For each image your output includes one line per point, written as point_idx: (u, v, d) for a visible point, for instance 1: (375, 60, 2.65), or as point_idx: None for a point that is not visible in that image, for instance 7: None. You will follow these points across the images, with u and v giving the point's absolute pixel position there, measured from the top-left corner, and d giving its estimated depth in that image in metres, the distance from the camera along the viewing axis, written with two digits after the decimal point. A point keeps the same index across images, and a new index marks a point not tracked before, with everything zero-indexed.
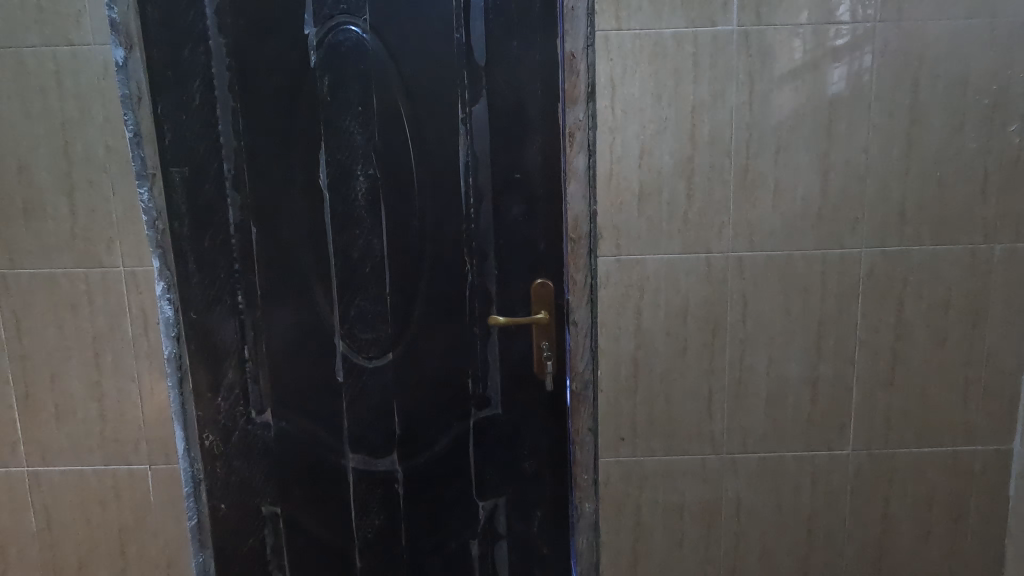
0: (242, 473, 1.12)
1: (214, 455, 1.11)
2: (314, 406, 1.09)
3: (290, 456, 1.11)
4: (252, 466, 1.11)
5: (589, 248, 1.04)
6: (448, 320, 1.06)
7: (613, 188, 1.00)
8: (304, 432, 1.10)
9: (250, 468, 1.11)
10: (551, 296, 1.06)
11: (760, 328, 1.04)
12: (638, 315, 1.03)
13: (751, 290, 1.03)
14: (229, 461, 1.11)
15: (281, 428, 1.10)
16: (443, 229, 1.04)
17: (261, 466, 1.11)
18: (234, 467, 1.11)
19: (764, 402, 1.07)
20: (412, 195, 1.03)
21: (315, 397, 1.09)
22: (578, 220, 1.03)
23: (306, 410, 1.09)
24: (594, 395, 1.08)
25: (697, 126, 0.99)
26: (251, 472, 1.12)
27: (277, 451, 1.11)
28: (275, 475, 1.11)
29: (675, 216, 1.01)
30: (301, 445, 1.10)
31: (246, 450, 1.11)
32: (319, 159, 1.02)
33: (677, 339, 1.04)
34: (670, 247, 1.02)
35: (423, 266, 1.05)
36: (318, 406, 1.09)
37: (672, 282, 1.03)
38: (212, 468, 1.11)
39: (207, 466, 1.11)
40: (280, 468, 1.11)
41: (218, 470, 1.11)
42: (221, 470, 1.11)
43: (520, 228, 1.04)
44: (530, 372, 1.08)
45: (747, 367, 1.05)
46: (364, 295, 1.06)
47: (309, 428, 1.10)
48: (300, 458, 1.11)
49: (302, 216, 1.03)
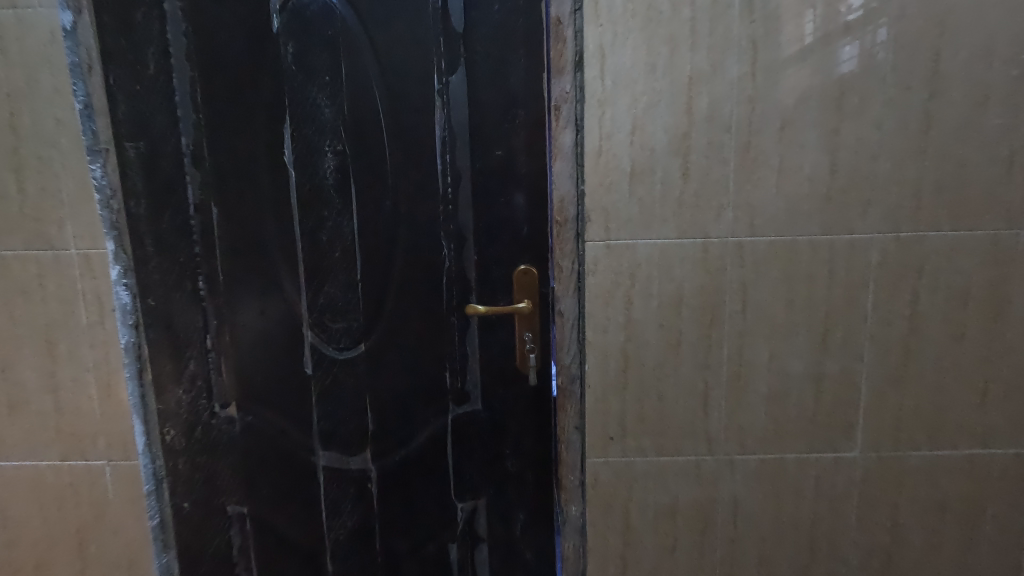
0: (205, 471, 1.05)
1: (177, 450, 1.04)
2: (282, 399, 1.02)
3: (257, 452, 1.04)
4: (216, 463, 1.04)
5: (575, 232, 0.95)
6: (425, 310, 0.99)
7: (602, 167, 0.92)
8: (271, 427, 1.03)
9: (214, 464, 1.05)
10: (534, 283, 0.99)
11: (761, 321, 0.96)
12: (628, 305, 0.96)
13: (751, 279, 0.95)
14: (191, 458, 1.04)
15: (247, 422, 1.03)
16: (419, 210, 0.96)
17: (226, 463, 1.05)
18: (196, 464, 1.04)
19: (765, 400, 0.99)
20: (386, 174, 0.95)
21: (283, 391, 1.02)
22: (564, 202, 0.94)
23: (273, 403, 1.03)
24: (581, 391, 1.00)
25: (694, 99, 0.90)
26: (216, 470, 1.05)
27: (243, 448, 1.04)
28: (241, 472, 1.05)
29: (669, 198, 0.93)
30: (269, 441, 1.04)
31: (209, 446, 1.04)
32: (284, 134, 0.94)
33: (670, 331, 0.97)
34: (663, 231, 0.94)
35: (397, 250, 0.97)
36: (286, 400, 1.02)
37: (666, 269, 0.95)
38: (174, 464, 1.04)
39: (169, 463, 1.04)
40: (246, 465, 1.05)
41: (180, 467, 1.05)
42: (184, 467, 1.05)
43: (502, 209, 0.97)
44: (512, 365, 1.01)
45: (747, 363, 0.97)
46: (334, 281, 0.98)
47: (278, 423, 1.03)
48: (267, 455, 1.04)
49: (267, 195, 0.96)
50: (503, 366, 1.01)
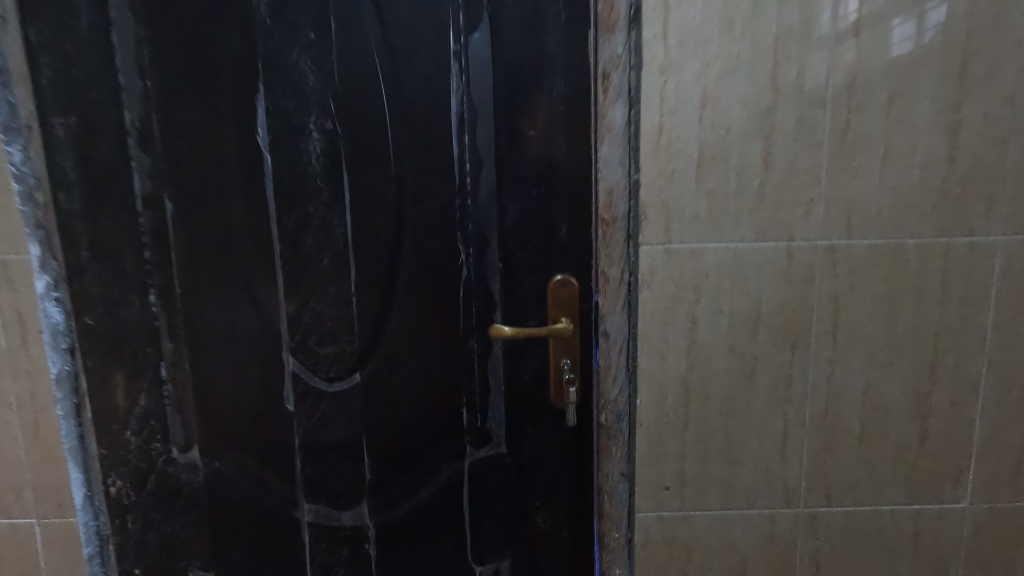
0: (161, 529, 0.84)
1: (124, 505, 0.83)
2: (256, 441, 0.82)
3: (227, 507, 0.83)
4: (175, 520, 0.84)
5: (626, 234, 0.76)
6: (437, 331, 0.79)
7: (662, 151, 0.72)
8: (244, 477, 0.83)
9: (173, 522, 0.84)
10: (574, 298, 0.79)
11: (856, 344, 0.78)
12: (692, 325, 0.77)
13: (846, 292, 0.76)
14: (144, 514, 0.83)
15: (213, 471, 0.83)
16: (430, 205, 0.76)
17: (187, 520, 0.84)
18: (149, 521, 0.83)
19: (857, 441, 0.80)
20: (388, 160, 0.75)
21: (258, 432, 0.82)
22: (612, 196, 0.76)
23: (245, 446, 0.82)
24: (629, 430, 0.81)
25: (781, 65, 0.71)
26: (175, 528, 0.84)
27: (208, 502, 0.83)
28: (206, 531, 0.84)
29: (747, 191, 0.74)
30: (240, 493, 0.83)
31: (166, 499, 0.83)
32: (257, 107, 0.74)
33: (743, 357, 0.78)
34: (737, 233, 0.75)
35: (403, 256, 0.77)
36: (262, 443, 0.82)
37: (739, 281, 0.76)
38: (120, 523, 0.83)
39: (114, 522, 0.83)
40: (212, 523, 0.84)
41: (127, 526, 0.83)
42: (133, 525, 0.83)
43: (534, 205, 0.77)
44: (545, 399, 0.81)
45: (836, 394, 0.79)
46: (322, 294, 0.78)
47: (251, 472, 0.83)
48: (238, 510, 0.84)
49: (235, 187, 0.75)
50: (533, 401, 0.81)
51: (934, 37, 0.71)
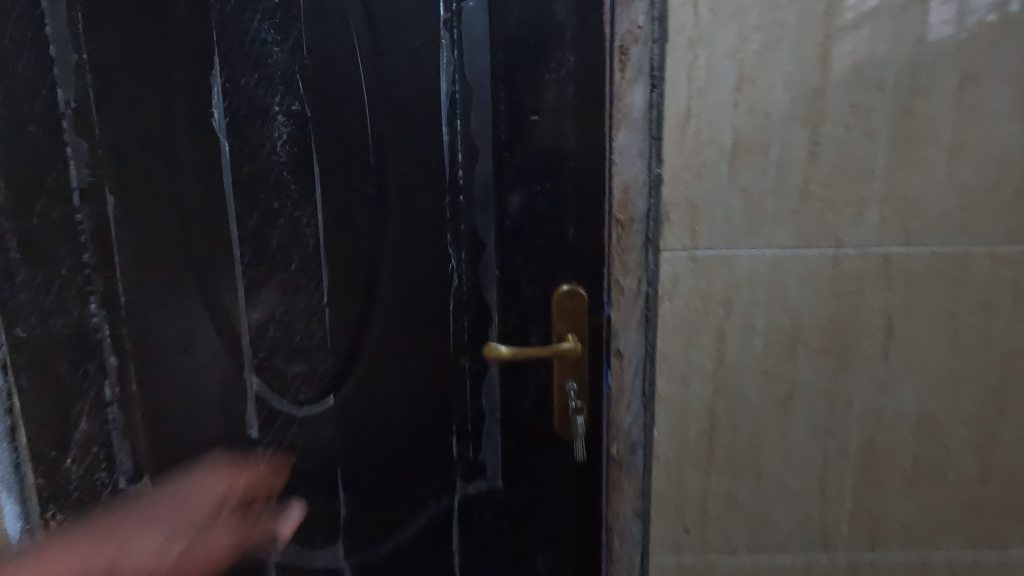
0: (100, 567, 0.70)
1: (54, 542, 0.69)
2: (220, 465, 0.71)
3: (180, 538, 0.71)
4: (117, 554, 0.71)
5: (644, 237, 0.65)
6: (423, 349, 0.68)
7: (690, 141, 0.62)
8: (201, 503, 0.71)
9: (117, 555, 0.71)
10: (582, 311, 0.68)
11: (911, 368, 0.66)
12: (721, 345, 0.66)
13: (901, 308, 0.65)
14: (80, 546, 0.70)
15: (169, 494, 0.71)
16: (416, 201, 0.65)
17: (134, 554, 0.71)
18: (84, 558, 0.70)
19: (909, 479, 0.69)
20: (367, 147, 0.64)
21: (221, 454, 0.71)
22: (628, 192, 0.64)
23: (208, 469, 0.71)
24: (644, 463, 0.70)
25: (834, 40, 0.60)
26: (118, 563, 0.71)
27: (160, 532, 0.71)
28: (153, 568, 0.71)
29: (788, 188, 0.63)
30: (197, 521, 0.72)
31: (109, 526, 0.71)
32: (213, 86, 0.62)
33: (778, 382, 0.67)
34: (775, 238, 0.64)
35: (383, 260, 0.66)
36: (228, 467, 0.71)
37: (777, 293, 0.65)
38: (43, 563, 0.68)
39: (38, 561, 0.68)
40: (162, 558, 0.71)
41: (53, 565, 0.69)
42: (62, 563, 0.69)
43: (537, 202, 0.66)
44: (548, 427, 0.70)
45: (886, 426, 0.68)
46: (290, 305, 0.67)
47: (212, 500, 0.71)
48: (195, 542, 0.72)
49: (188, 178, 0.64)
50: (534, 429, 0.70)
51: (977, 22, 0.60)
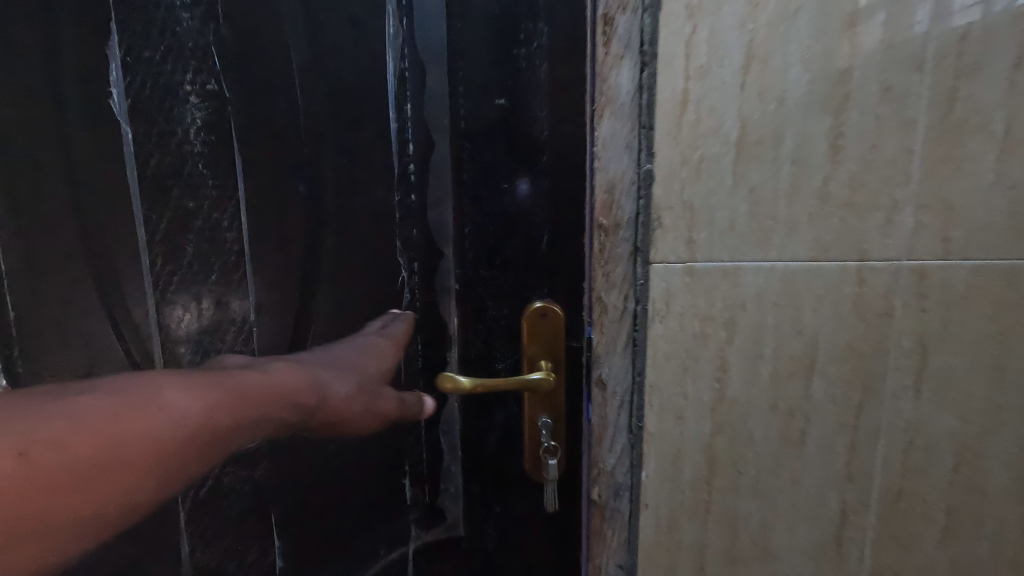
0: (114, 467, 0.37)
1: (95, 426, 0.36)
2: (364, 361, 0.59)
3: (294, 386, 0.51)
4: (166, 414, 0.40)
5: (632, 246, 0.54)
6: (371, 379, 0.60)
7: (687, 130, 0.51)
8: (331, 373, 0.55)
9: (202, 417, 0.42)
10: (559, 336, 0.59)
11: (948, 404, 0.56)
12: (721, 375, 0.56)
13: (937, 333, 0.55)
14: (97, 397, 0.38)
15: (314, 359, 0.55)
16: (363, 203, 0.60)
17: (183, 406, 0.41)
18: (146, 438, 0.38)
19: (942, 534, 0.59)
20: (300, 137, 0.54)
21: (351, 341, 0.61)
22: (613, 192, 0.53)
23: (358, 349, 0.60)
24: (630, 510, 0.59)
25: (864, 7, 0.49)
26: (192, 428, 0.41)
27: (344, 384, 0.56)
28: (258, 412, 0.47)
29: (805, 189, 0.52)
30: (326, 386, 0.54)
31: (228, 386, 0.45)
32: (114, 41, 0.46)
33: (788, 417, 0.57)
34: (788, 248, 0.53)
35: (322, 271, 0.58)
36: (366, 349, 0.60)
37: (788, 314, 0.54)
38: (59, 412, 0.35)
39: (42, 404, 0.35)
40: (236, 386, 0.46)
41: (92, 407, 0.37)
42: (133, 428, 0.38)
43: (504, 206, 0.58)
44: (518, 468, 0.60)
45: (915, 470, 0.57)
46: (208, 327, 0.54)
47: (346, 386, 0.56)
48: (347, 411, 0.57)
49: (49, 164, 0.44)
50: (502, 469, 0.60)
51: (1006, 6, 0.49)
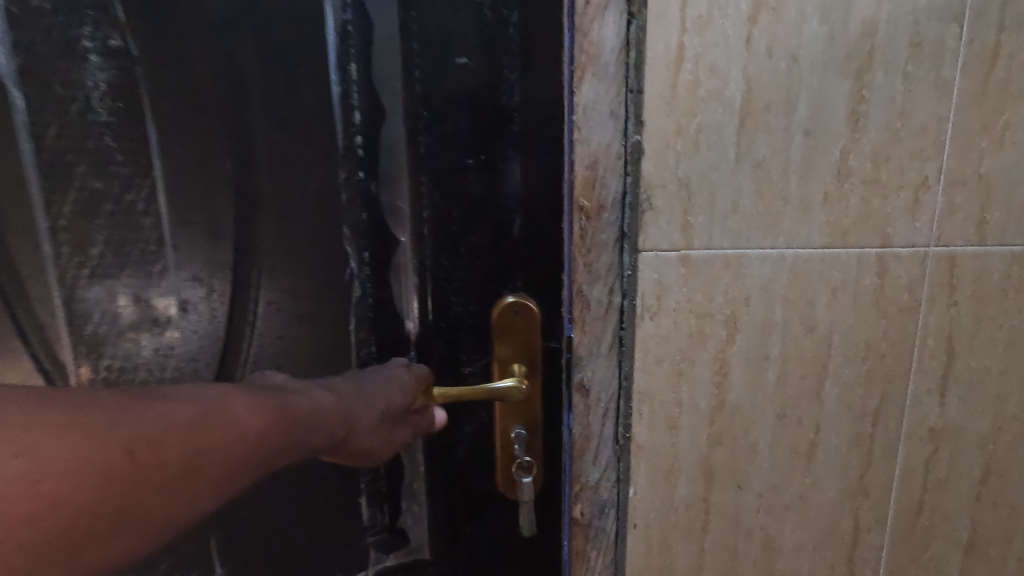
0: (187, 491, 0.27)
1: (181, 435, 0.27)
2: (392, 395, 0.44)
3: (325, 414, 0.37)
4: (237, 429, 0.29)
5: (618, 232, 0.46)
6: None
7: (683, 95, 0.43)
8: (367, 402, 0.42)
9: (268, 435, 0.31)
10: (534, 334, 0.49)
11: (977, 410, 0.49)
12: (720, 379, 0.48)
13: (967, 330, 0.48)
14: (183, 395, 0.28)
15: (347, 386, 0.42)
16: (303, 181, 0.46)
17: (248, 424, 0.30)
18: (220, 457, 0.28)
19: (964, 552, 0.53)
20: (228, 104, 0.44)
21: (371, 371, 0.46)
22: (596, 168, 0.45)
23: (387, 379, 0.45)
24: (618, 528, 0.53)
25: None
26: (258, 449, 0.30)
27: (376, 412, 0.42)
28: (301, 441, 0.34)
29: (820, 164, 0.45)
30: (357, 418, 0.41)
31: (279, 401, 0.33)
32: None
33: (796, 427, 0.50)
34: (799, 234, 0.46)
35: (259, 262, 0.47)
36: (398, 380, 0.45)
37: (798, 309, 0.47)
38: (147, 409, 0.26)
39: (137, 401, 0.26)
40: (292, 408, 0.34)
41: (182, 406, 0.27)
42: (214, 444, 0.28)
43: (471, 184, 0.47)
44: (488, 487, 0.52)
45: (938, 483, 0.51)
46: (128, 327, 0.46)
47: (375, 416, 0.42)
48: (374, 449, 0.43)
49: None
50: (470, 489, 0.52)
51: None
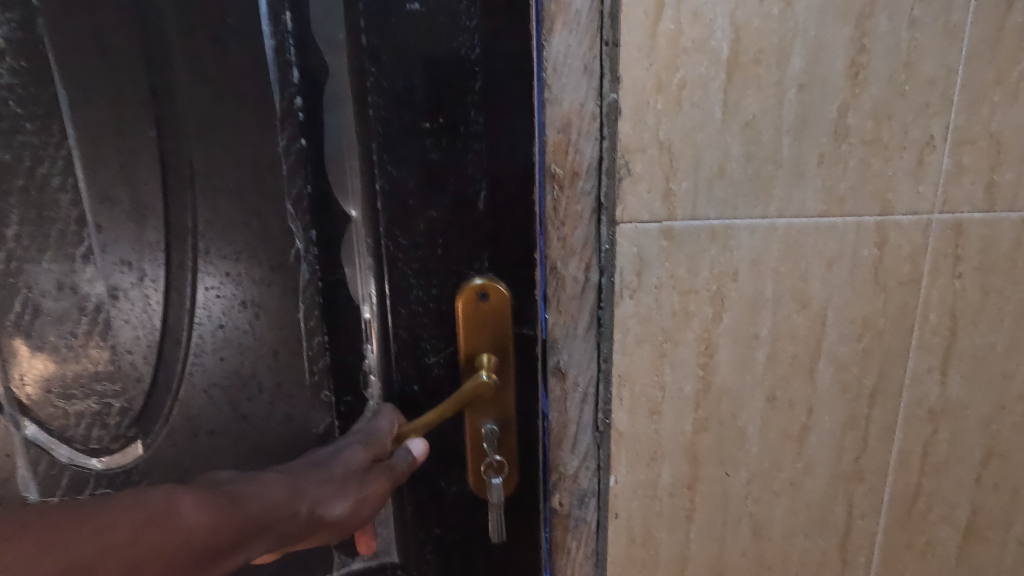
0: None
1: (113, 551, 0.27)
2: (352, 454, 0.41)
3: (275, 500, 0.36)
4: (181, 532, 0.30)
5: (595, 202, 0.42)
6: (268, 380, 0.46)
7: (665, 45, 0.39)
8: (321, 474, 0.39)
9: (222, 528, 0.32)
10: (503, 321, 0.44)
11: (979, 388, 0.46)
12: (706, 361, 0.45)
13: (972, 304, 0.44)
14: (117, 507, 0.29)
15: (305, 462, 0.40)
16: (239, 150, 0.42)
17: (194, 526, 0.31)
18: (161, 562, 0.29)
19: (961, 536, 0.50)
20: (142, 63, 0.39)
21: (337, 440, 0.43)
22: (569, 132, 0.41)
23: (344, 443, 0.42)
24: (599, 519, 0.50)
25: None
26: (202, 550, 0.30)
27: (337, 481, 0.39)
28: (251, 537, 0.33)
29: (816, 123, 0.40)
30: (314, 497, 0.38)
31: (228, 496, 0.33)
32: None
33: (787, 409, 0.46)
34: (791, 200, 0.42)
35: (192, 244, 0.43)
36: (360, 436, 0.42)
37: (790, 282, 0.43)
38: (77, 529, 0.27)
39: (69, 517, 0.27)
40: (243, 498, 0.34)
41: (118, 519, 0.28)
42: (151, 552, 0.28)
43: (427, 151, 0.41)
44: (458, 487, 0.48)
45: (936, 465, 0.48)
46: (55, 317, 0.44)
47: (335, 485, 0.39)
48: (347, 521, 0.40)
49: None
50: (439, 491, 0.48)
51: None
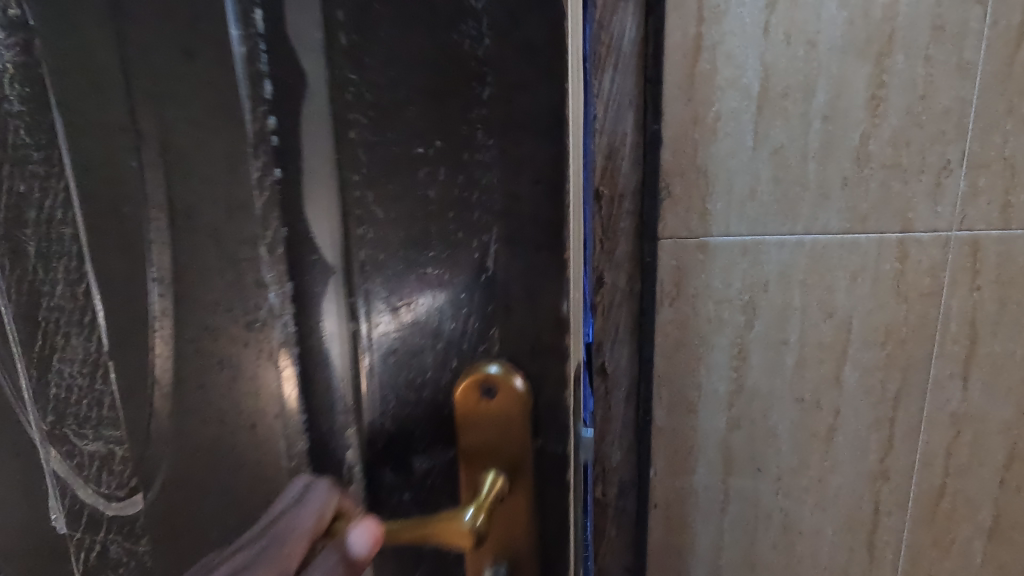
0: None
1: None
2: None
3: None
4: None
5: (636, 219, 0.47)
6: (224, 500, 0.31)
7: (700, 84, 0.44)
8: None
9: None
10: (513, 422, 0.27)
11: (1001, 395, 0.49)
12: (739, 364, 0.49)
13: (991, 314, 0.47)
14: None
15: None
16: (185, 140, 0.27)
17: None
18: None
19: (986, 537, 0.53)
20: (32, 71, 0.28)
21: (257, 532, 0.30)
22: (616, 157, 0.45)
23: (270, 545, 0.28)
24: (637, 512, 0.53)
25: None
26: None
27: None
28: None
29: (840, 149, 0.45)
30: None
31: None
32: None
33: (815, 411, 0.50)
34: (816, 218, 0.46)
35: (124, 331, 0.30)
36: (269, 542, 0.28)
37: (815, 292, 0.47)
38: None
39: None
40: None
41: None
42: None
43: (418, 188, 0.25)
44: None
45: (960, 467, 0.51)
46: None
47: None
48: None
49: None
50: None
51: None
